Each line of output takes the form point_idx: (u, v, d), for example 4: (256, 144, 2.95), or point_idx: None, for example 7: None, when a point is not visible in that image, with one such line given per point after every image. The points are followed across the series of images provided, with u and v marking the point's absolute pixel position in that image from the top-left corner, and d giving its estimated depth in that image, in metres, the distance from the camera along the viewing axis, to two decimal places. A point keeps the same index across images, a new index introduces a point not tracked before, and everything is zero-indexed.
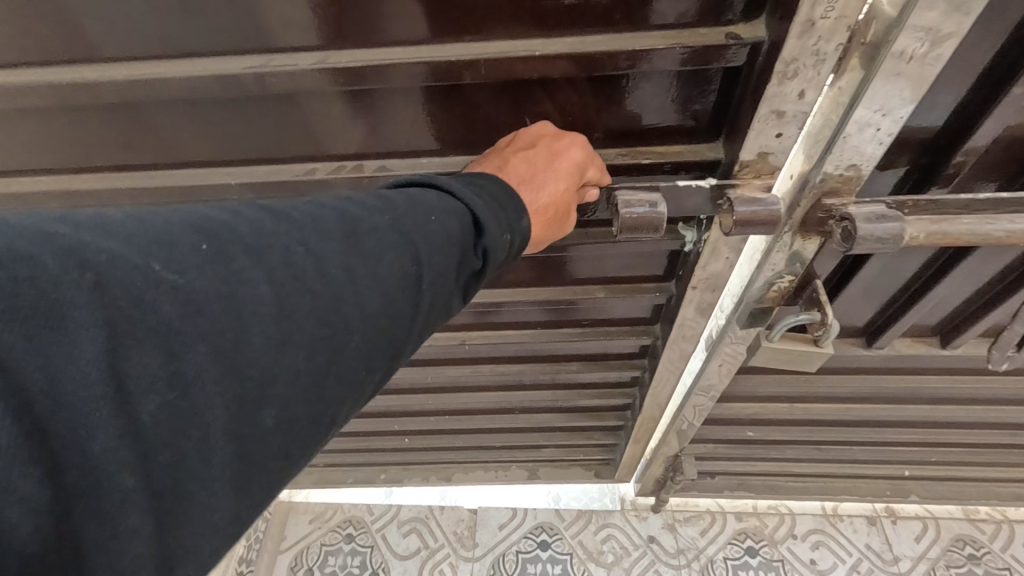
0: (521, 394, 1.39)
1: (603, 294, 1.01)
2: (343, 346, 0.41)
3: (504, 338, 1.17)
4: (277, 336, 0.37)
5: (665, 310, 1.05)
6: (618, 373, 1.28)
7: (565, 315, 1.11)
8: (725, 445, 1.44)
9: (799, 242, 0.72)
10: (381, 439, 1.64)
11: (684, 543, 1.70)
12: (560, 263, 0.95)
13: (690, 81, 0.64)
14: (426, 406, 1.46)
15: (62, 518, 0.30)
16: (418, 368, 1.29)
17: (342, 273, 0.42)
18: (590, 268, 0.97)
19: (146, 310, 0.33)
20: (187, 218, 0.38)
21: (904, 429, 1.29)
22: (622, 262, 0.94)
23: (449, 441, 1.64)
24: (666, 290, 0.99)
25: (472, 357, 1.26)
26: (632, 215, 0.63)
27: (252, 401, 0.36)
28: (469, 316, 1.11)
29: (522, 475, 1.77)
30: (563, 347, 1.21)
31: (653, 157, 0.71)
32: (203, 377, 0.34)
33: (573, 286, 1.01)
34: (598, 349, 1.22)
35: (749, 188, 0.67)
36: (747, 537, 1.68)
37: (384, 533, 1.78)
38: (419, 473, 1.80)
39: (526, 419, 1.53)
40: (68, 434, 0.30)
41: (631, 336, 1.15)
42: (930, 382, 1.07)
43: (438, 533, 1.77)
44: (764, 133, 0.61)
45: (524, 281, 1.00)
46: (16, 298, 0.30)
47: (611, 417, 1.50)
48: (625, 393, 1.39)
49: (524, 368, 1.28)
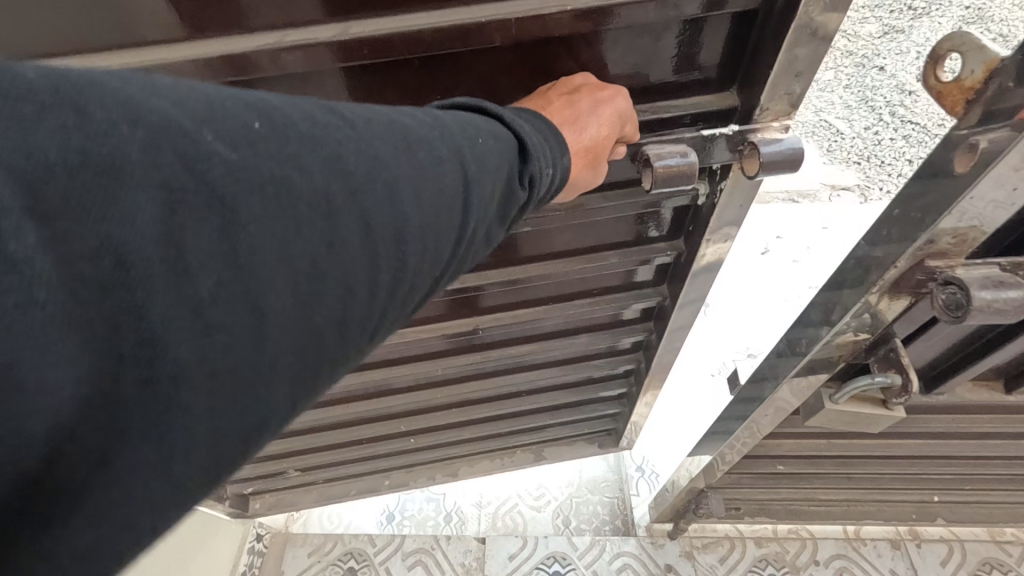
0: (533, 374, 1.47)
1: (613, 258, 1.12)
2: (391, 250, 0.45)
3: (518, 314, 1.24)
4: (323, 242, 0.41)
5: (675, 269, 1.17)
6: (618, 338, 1.41)
7: (546, 292, 1.21)
8: (751, 475, 1.37)
9: (885, 302, 0.66)
10: (384, 443, 1.61)
11: (703, 570, 1.65)
12: (584, 232, 1.06)
13: (710, 36, 0.76)
14: (434, 403, 1.47)
15: (141, 372, 0.34)
16: (425, 364, 1.32)
17: (389, 183, 0.45)
18: (600, 234, 1.07)
19: (202, 199, 0.37)
20: (246, 101, 0.42)
21: (943, 460, 1.22)
22: (589, 233, 1.06)
23: (455, 437, 1.65)
24: (678, 246, 1.13)
25: (483, 341, 1.31)
26: (667, 166, 0.78)
27: (309, 286, 0.40)
28: (460, 307, 1.19)
29: (528, 457, 1.82)
30: (558, 324, 1.31)
31: (677, 111, 0.83)
32: (255, 269, 0.38)
33: (585, 254, 1.11)
34: (607, 316, 1.32)
35: (768, 131, 0.82)
36: (768, 564, 1.62)
37: (387, 565, 1.79)
38: (423, 474, 1.79)
39: (533, 398, 1.59)
40: (141, 290, 0.34)
41: (637, 295, 1.27)
42: (989, 425, 0.99)
43: (446, 564, 1.79)
44: (785, 77, 0.75)
45: (544, 256, 1.10)
46: (100, 160, 0.34)
47: (614, 375, 1.59)
48: (627, 354, 1.50)
49: (534, 346, 1.36)
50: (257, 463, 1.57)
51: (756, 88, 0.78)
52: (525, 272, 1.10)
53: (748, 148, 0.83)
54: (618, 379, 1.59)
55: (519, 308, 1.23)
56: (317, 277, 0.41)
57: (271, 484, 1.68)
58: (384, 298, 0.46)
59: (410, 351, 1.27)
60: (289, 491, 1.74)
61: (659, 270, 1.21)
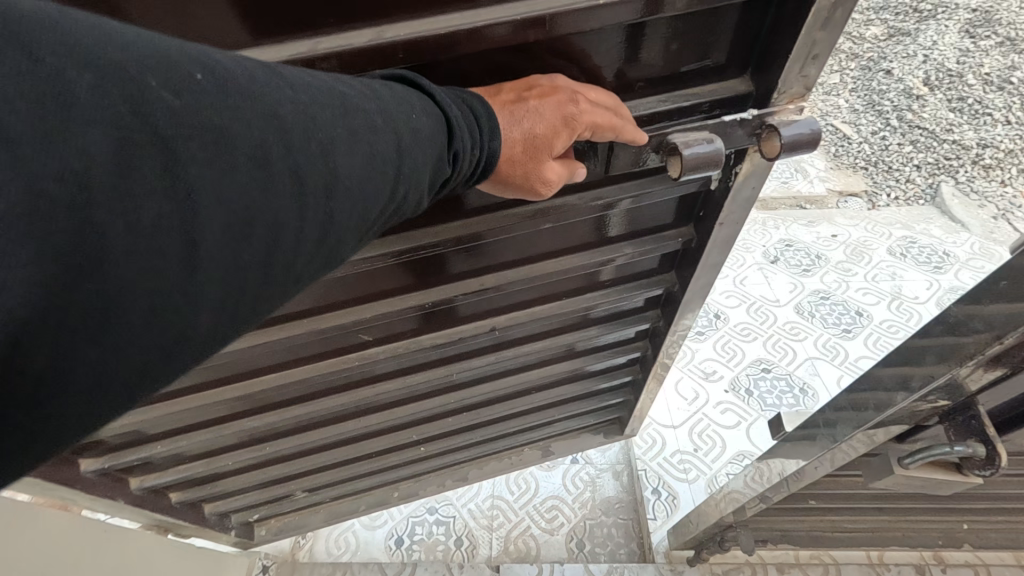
0: (542, 373, 1.42)
1: (606, 253, 1.07)
2: (299, 239, 0.41)
3: (529, 312, 1.18)
4: (309, 158, 0.41)
5: (685, 254, 1.13)
6: (630, 327, 1.36)
7: (538, 291, 1.16)
8: (777, 507, 1.32)
9: (979, 373, 0.60)
10: (392, 456, 1.56)
11: None
12: (557, 232, 1.00)
13: (714, 19, 0.67)
14: (442, 409, 1.41)
15: None
16: (439, 369, 1.26)
17: (305, 164, 0.40)
18: (594, 229, 1.03)
19: (197, 79, 0.36)
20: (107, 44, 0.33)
21: (980, 493, 1.17)
22: (578, 228, 1.01)
23: (466, 442, 1.61)
24: (688, 232, 1.08)
25: (488, 344, 1.25)
26: (696, 155, 0.68)
27: (194, 273, 0.35)
28: (445, 315, 1.13)
29: (535, 454, 1.77)
30: (568, 319, 1.26)
31: (694, 99, 0.72)
32: (243, 160, 0.37)
33: (580, 251, 1.06)
34: (616, 307, 1.28)
35: (784, 114, 0.72)
36: None
37: None
38: (432, 484, 1.75)
39: (540, 395, 1.53)
40: None
41: (643, 284, 1.22)
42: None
43: None
44: (802, 60, 0.66)
45: (511, 261, 1.03)
46: None
47: (625, 365, 1.55)
48: (634, 343, 1.46)
49: (547, 342, 1.30)
50: (261, 489, 1.51)
51: (776, 73, 0.69)
52: (491, 281, 1.04)
53: (767, 132, 0.72)
54: (628, 370, 1.56)
55: (513, 310, 1.18)
56: (300, 189, 0.40)
57: (277, 509, 1.62)
58: (353, 230, 0.46)
59: (421, 362, 1.22)
60: (296, 513, 1.70)
61: (667, 256, 1.17)
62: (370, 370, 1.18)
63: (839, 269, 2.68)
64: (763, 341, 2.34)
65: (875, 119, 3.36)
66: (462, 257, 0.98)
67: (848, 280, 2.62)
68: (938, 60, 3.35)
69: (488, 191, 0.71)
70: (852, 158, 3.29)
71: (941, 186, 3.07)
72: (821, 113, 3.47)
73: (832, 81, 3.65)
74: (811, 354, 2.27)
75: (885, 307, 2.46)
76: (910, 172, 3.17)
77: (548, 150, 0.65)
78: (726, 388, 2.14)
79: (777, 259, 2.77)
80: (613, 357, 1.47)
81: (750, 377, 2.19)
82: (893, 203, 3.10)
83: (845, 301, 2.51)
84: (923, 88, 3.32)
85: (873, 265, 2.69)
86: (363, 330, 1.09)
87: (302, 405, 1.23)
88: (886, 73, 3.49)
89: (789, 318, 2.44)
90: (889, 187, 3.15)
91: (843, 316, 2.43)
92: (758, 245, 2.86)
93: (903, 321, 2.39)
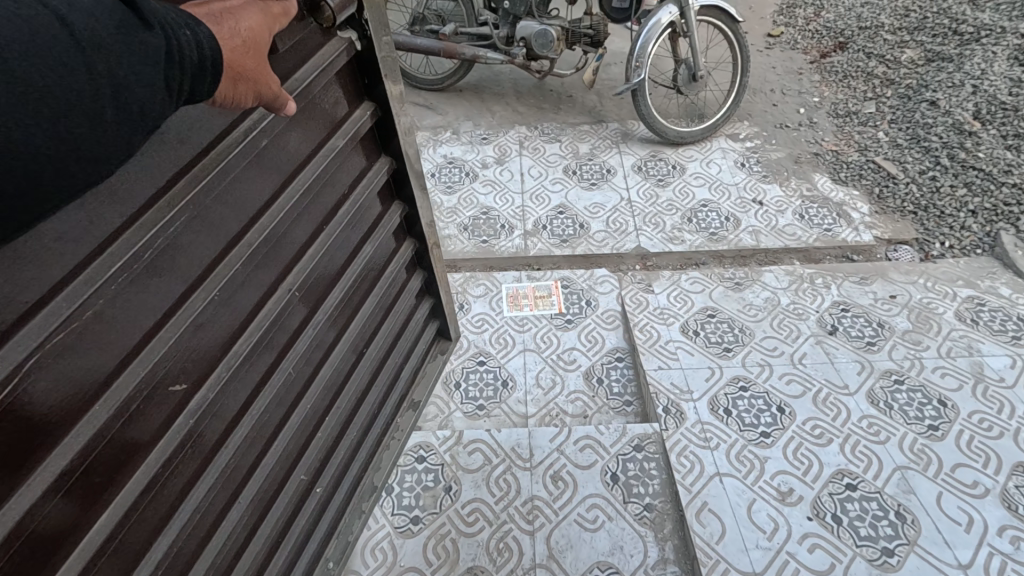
0: (356, 317, 1.37)
1: (325, 162, 1.14)
2: None
3: (310, 255, 1.16)
4: None
5: (381, 125, 1.33)
6: (394, 216, 1.46)
7: (286, 249, 1.12)
8: None
9: None
10: (300, 521, 1.25)
11: None
12: (263, 166, 1.03)
13: None
14: (303, 424, 1.25)
15: None
16: (275, 377, 1.12)
17: None
18: (286, 136, 1.07)
19: None
20: None
21: None
22: (177, 251, 0.89)
23: (346, 448, 1.40)
24: (366, 106, 1.26)
25: (296, 309, 1.17)
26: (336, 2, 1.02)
27: None
28: (162, 381, 0.90)
29: (410, 419, 1.60)
30: (343, 243, 1.29)
31: None
32: None
33: (299, 172, 1.10)
34: (363, 216, 1.35)
35: None
36: None
37: None
38: (354, 518, 1.43)
39: (375, 347, 1.47)
40: None
41: (362, 177, 1.31)
42: None
43: None
44: None
45: (232, 237, 0.98)
46: None
47: (409, 273, 1.62)
48: (402, 247, 1.55)
49: (348, 275, 1.30)
50: None
51: None
52: (247, 241, 0.99)
53: None
54: (418, 272, 1.67)
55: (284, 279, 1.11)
56: None
57: None
58: (54, 81, 0.53)
59: (259, 363, 1.10)
60: None
61: (363, 140, 1.30)
62: (216, 415, 1.02)
63: (906, 341, 2.36)
64: (840, 444, 1.99)
65: (922, 157, 3.06)
66: (64, 378, 0.75)
67: (920, 356, 2.30)
68: (989, 92, 3.06)
69: (233, 92, 0.77)
70: (898, 200, 2.98)
71: (1002, 233, 2.72)
72: (860, 147, 3.26)
73: (868, 111, 3.40)
74: (898, 462, 1.93)
75: (970, 393, 2.14)
76: (964, 219, 2.83)
77: (264, 41, 0.81)
78: (809, 514, 1.80)
79: (835, 329, 2.44)
80: (402, 255, 1.53)
81: (834, 497, 1.84)
82: (949, 253, 2.77)
83: (923, 385, 2.18)
84: (975, 122, 3.01)
85: (944, 335, 2.38)
86: (171, 379, 0.91)
87: (169, 525, 0.93)
88: (931, 104, 3.21)
89: (864, 413, 2.09)
90: (943, 235, 2.83)
91: (925, 408, 2.10)
92: (812, 311, 2.52)
93: (995, 414, 2.07)
